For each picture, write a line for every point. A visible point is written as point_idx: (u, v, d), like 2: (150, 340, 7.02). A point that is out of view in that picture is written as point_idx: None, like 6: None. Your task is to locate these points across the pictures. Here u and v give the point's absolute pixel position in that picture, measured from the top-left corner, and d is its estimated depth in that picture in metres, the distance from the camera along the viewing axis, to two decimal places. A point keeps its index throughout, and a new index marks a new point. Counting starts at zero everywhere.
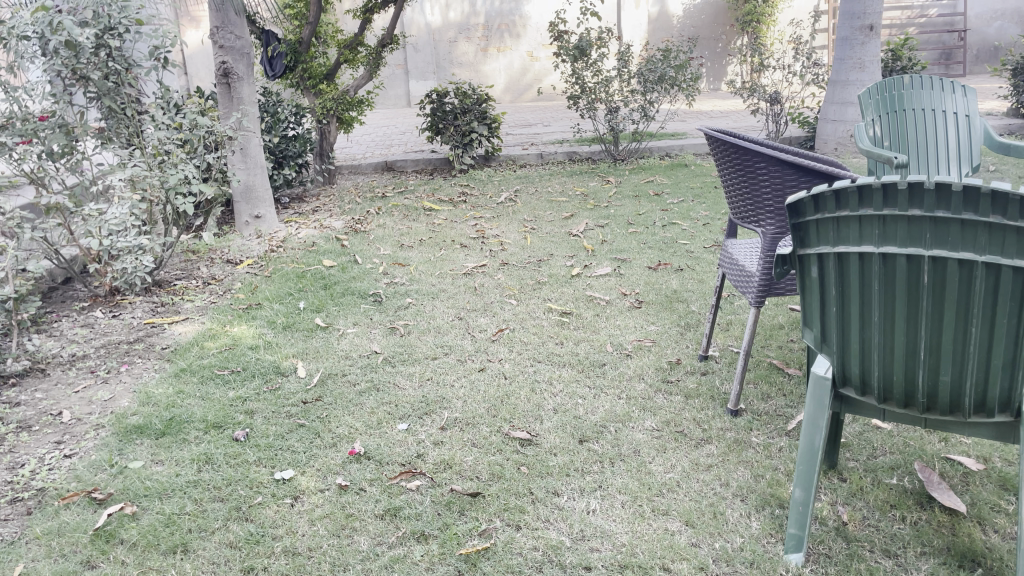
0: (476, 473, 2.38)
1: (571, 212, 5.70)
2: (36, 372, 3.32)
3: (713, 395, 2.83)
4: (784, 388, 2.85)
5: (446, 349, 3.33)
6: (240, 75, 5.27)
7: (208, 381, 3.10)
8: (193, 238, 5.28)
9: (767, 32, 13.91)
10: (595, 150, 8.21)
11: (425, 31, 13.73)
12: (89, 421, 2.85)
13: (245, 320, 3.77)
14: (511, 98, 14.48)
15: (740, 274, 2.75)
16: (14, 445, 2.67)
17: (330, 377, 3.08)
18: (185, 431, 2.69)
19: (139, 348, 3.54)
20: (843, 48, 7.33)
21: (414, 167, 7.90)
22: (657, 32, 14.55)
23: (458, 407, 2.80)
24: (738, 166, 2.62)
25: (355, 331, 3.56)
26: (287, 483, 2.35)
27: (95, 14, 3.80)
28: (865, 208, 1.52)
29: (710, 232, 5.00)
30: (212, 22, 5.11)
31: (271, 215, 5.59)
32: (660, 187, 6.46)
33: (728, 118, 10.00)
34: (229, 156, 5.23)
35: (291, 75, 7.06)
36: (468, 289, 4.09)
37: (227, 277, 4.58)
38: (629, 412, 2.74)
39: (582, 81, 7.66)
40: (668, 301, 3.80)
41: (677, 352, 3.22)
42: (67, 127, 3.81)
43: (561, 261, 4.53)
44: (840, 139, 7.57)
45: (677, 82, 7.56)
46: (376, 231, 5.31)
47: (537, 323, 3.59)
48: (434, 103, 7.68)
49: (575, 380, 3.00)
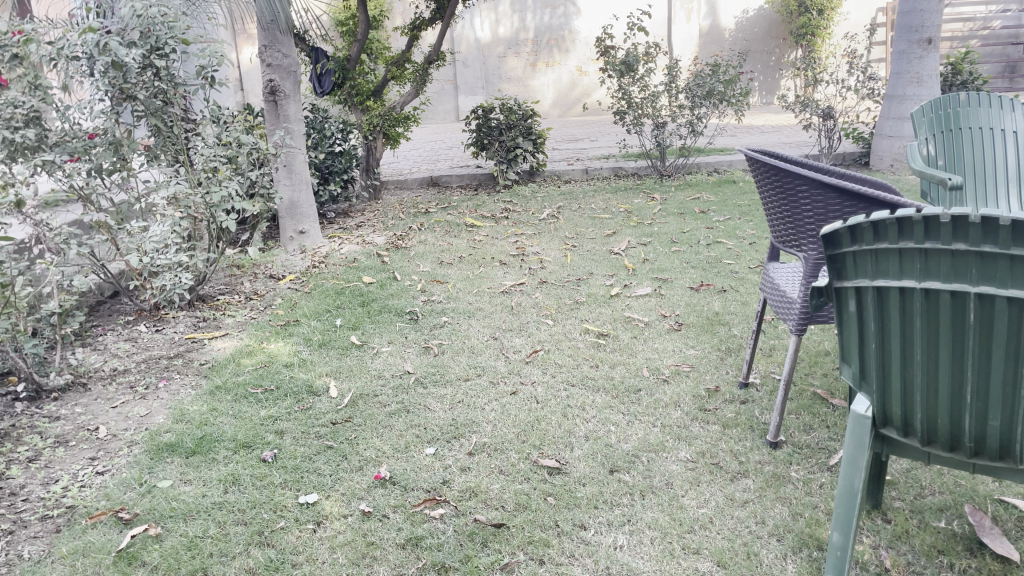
0: (502, 502, 2.33)
1: (614, 229, 5.62)
2: (78, 387, 3.37)
3: (751, 426, 2.72)
4: (827, 420, 2.73)
5: (479, 370, 3.29)
6: (287, 93, 5.34)
7: (241, 400, 3.10)
8: (238, 253, 5.35)
9: (821, 46, 13.66)
10: (641, 166, 8.12)
11: (475, 46, 13.78)
12: (124, 437, 2.88)
13: (282, 336, 3.78)
14: (559, 113, 14.46)
15: (781, 299, 2.65)
16: (50, 461, 2.70)
17: (361, 398, 3.06)
18: (216, 451, 2.69)
19: (178, 364, 3.58)
20: (900, 62, 7.13)
21: (459, 182, 7.91)
22: (708, 46, 14.39)
23: (487, 432, 2.75)
24: (780, 190, 2.53)
25: (390, 350, 3.54)
26: (311, 508, 2.33)
27: (143, 34, 3.80)
28: (905, 241, 1.42)
29: (755, 252, 4.87)
30: (260, 41, 5.19)
31: (315, 230, 5.63)
32: (706, 204, 6.34)
33: (780, 134, 9.80)
34: (274, 172, 5.30)
35: (339, 91, 7.17)
36: (505, 308, 4.05)
37: (268, 292, 4.62)
38: (663, 441, 2.65)
39: (629, 96, 7.57)
40: (709, 323, 3.70)
41: (716, 379, 3.11)
42: (117, 144, 3.89)
43: (601, 280, 4.46)
44: (896, 155, 7.34)
45: (726, 97, 7.42)
46: (417, 248, 5.31)
47: (573, 345, 3.53)
48: (480, 119, 7.69)
49: (609, 406, 2.92)
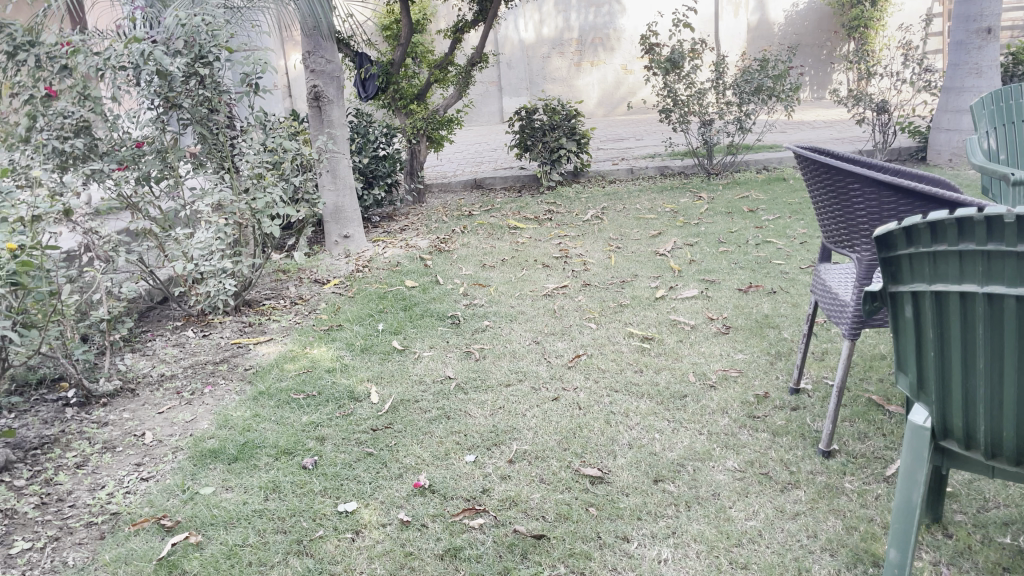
0: (542, 512, 2.27)
1: (660, 230, 5.52)
2: (126, 392, 3.42)
3: (803, 433, 2.62)
4: (883, 428, 2.61)
5: (521, 375, 3.24)
6: (331, 99, 5.36)
7: (283, 406, 3.11)
8: (285, 258, 5.40)
9: (875, 38, 13.28)
10: (688, 165, 7.98)
11: (519, 48, 13.72)
12: (169, 443, 2.91)
13: (325, 341, 3.78)
14: (604, 113, 14.36)
15: (833, 302, 2.54)
16: (97, 467, 2.75)
17: (402, 404, 3.04)
18: (257, 457, 2.70)
19: (223, 369, 3.61)
20: (957, 53, 6.88)
21: (503, 184, 7.88)
22: (757, 41, 14.11)
23: (528, 439, 2.70)
24: (831, 188, 2.43)
25: (431, 354, 3.52)
26: (350, 516, 2.31)
27: (187, 43, 3.84)
28: (966, 243, 1.32)
29: (807, 252, 4.72)
30: (303, 47, 5.22)
31: (359, 234, 5.65)
32: (755, 203, 6.18)
33: (833, 129, 9.54)
34: (318, 177, 5.33)
35: (383, 95, 7.19)
36: (548, 311, 4.00)
37: (313, 297, 4.64)
38: (710, 450, 2.56)
39: (675, 94, 7.45)
40: (758, 326, 3.59)
41: (766, 385, 3.01)
42: (164, 152, 3.98)
43: (646, 282, 4.37)
44: (955, 149, 7.07)
45: (775, 93, 7.24)
46: (460, 251, 5.29)
47: (617, 350, 3.46)
48: (523, 120, 7.65)
49: (653, 413, 2.85)
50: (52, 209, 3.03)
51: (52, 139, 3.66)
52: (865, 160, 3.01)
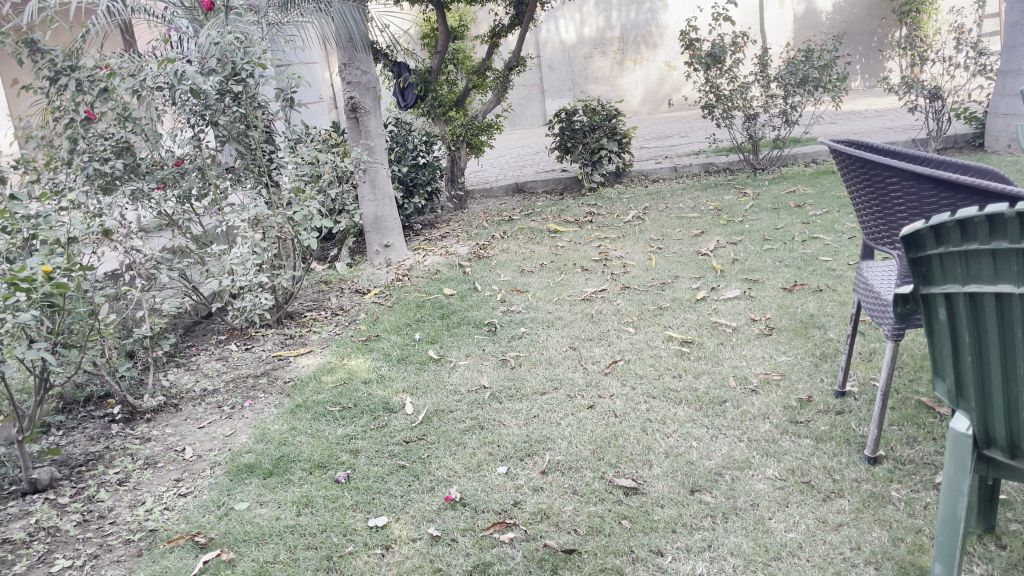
0: (574, 525, 2.23)
1: (702, 229, 5.40)
2: (170, 407, 3.48)
3: (848, 439, 2.51)
4: (933, 431, 2.48)
5: (556, 383, 3.19)
6: (368, 109, 5.39)
7: (319, 418, 3.12)
8: (327, 269, 5.45)
9: (929, 22, 12.84)
10: (733, 160, 7.81)
11: (560, 49, 13.50)
12: (208, 458, 2.95)
13: (363, 352, 3.79)
14: (648, 111, 14.21)
15: (875, 302, 2.43)
16: (138, 484, 2.81)
17: (436, 415, 3.01)
18: (292, 471, 2.71)
19: (263, 382, 3.65)
20: (1014, 34, 6.61)
21: (545, 187, 7.83)
22: (804, 31, 13.78)
23: (562, 449, 2.65)
24: (871, 183, 2.31)
25: (467, 363, 3.50)
26: (380, 531, 2.29)
27: (221, 61, 3.85)
28: (998, 240, 1.23)
29: (856, 247, 4.56)
30: (339, 60, 5.27)
31: (400, 243, 5.67)
32: (802, 198, 6.00)
33: (885, 118, 9.24)
34: (357, 188, 5.36)
35: (422, 104, 7.19)
36: (586, 316, 3.94)
37: (353, 307, 4.66)
38: (749, 458, 2.47)
39: (717, 89, 7.30)
40: (803, 326, 3.48)
41: (810, 388, 2.90)
42: (203, 169, 4.02)
43: (687, 283, 4.28)
44: (1014, 134, 6.76)
45: (821, 83, 7.03)
46: (499, 257, 5.26)
47: (655, 354, 3.38)
48: (563, 122, 7.59)
49: (692, 420, 2.77)
50: (89, 231, 3.10)
51: (93, 162, 3.80)
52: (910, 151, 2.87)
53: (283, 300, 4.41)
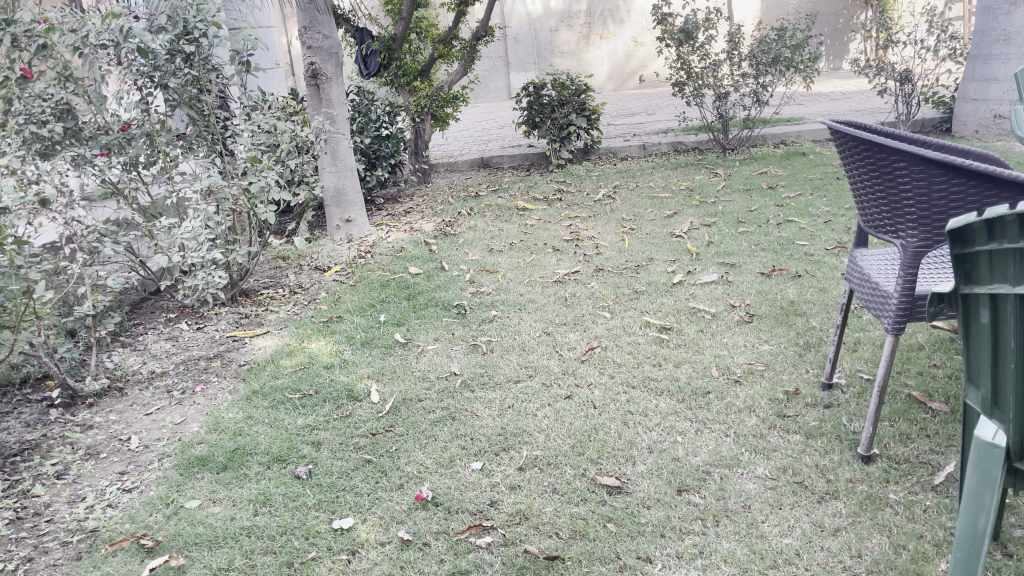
0: (555, 528, 2.08)
1: (675, 209, 5.28)
2: (114, 391, 3.24)
3: (839, 436, 2.40)
4: (927, 428, 2.38)
5: (531, 371, 3.04)
6: (329, 76, 5.11)
7: (278, 407, 2.90)
8: (285, 244, 5.20)
9: (894, 5, 12.90)
10: (703, 140, 7.70)
11: (526, 21, 13.32)
12: (156, 449, 2.73)
13: (325, 335, 3.58)
14: (614, 87, 14.03)
15: (872, 292, 2.32)
16: (78, 477, 2.59)
17: (403, 404, 2.84)
18: (248, 466, 2.50)
19: (217, 365, 3.41)
20: (984, 19, 6.58)
21: (511, 163, 7.64)
22: (771, 10, 13.68)
23: (539, 443, 2.50)
24: (872, 166, 2.19)
25: (435, 348, 3.32)
26: (345, 534, 2.11)
27: (171, 19, 3.58)
28: None
29: (832, 231, 4.47)
30: (300, 23, 4.97)
31: (362, 217, 5.43)
32: (775, 179, 5.92)
33: (851, 100, 9.23)
34: (318, 159, 5.10)
35: (385, 72, 6.93)
36: (559, 299, 3.79)
37: (313, 285, 4.43)
38: (737, 455, 2.35)
39: (688, 66, 7.14)
40: (784, 314, 3.37)
41: (795, 380, 2.79)
42: (151, 135, 3.73)
43: (662, 266, 4.15)
44: (982, 120, 6.76)
45: (793, 63, 6.91)
46: (466, 235, 5.07)
47: (633, 341, 3.25)
48: (531, 96, 7.38)
49: (674, 413, 2.64)
50: (22, 201, 2.83)
51: (29, 124, 3.45)
52: (894, 132, 2.78)
53: (238, 277, 4.16)
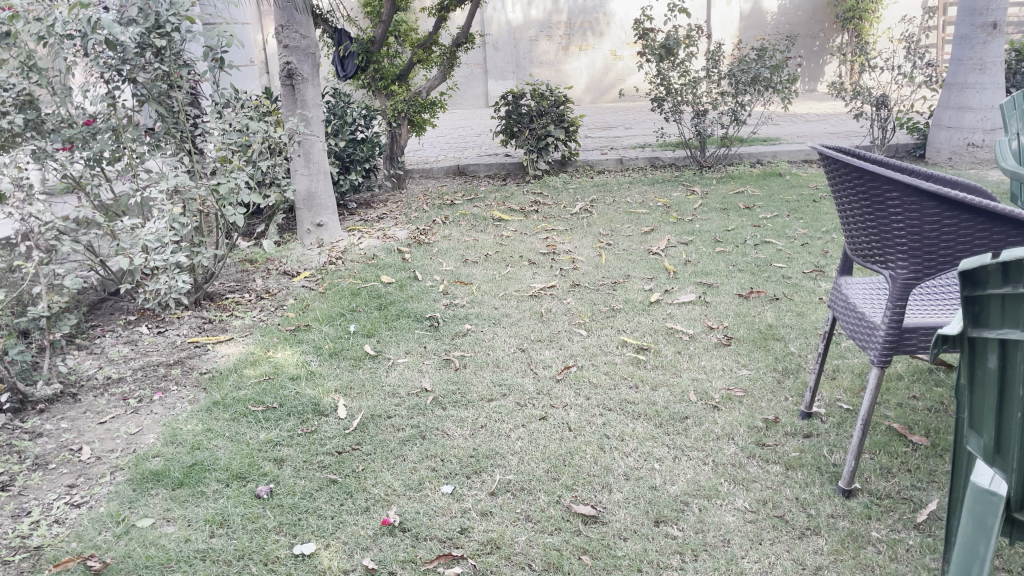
0: (528, 559, 1.99)
1: (652, 226, 5.23)
2: (67, 397, 3.09)
3: (820, 467, 2.35)
4: (908, 463, 2.34)
5: (505, 390, 2.95)
6: (305, 77, 4.99)
7: (240, 420, 2.78)
8: (253, 247, 5.06)
9: (870, 30, 13.09)
10: (680, 156, 7.69)
11: (505, 29, 13.29)
12: (109, 461, 2.59)
13: (291, 344, 3.45)
14: (591, 99, 14.04)
15: (858, 323, 2.27)
16: (24, 489, 2.44)
17: (372, 420, 2.73)
18: (205, 483, 2.37)
19: (177, 372, 3.28)
20: (961, 48, 6.66)
21: (487, 171, 7.57)
22: (749, 30, 13.78)
23: (512, 467, 2.42)
24: (860, 194, 2.13)
25: (407, 361, 3.22)
26: (307, 561, 2.01)
27: (142, 11, 3.45)
28: None
29: (809, 255, 4.45)
30: (276, 21, 4.85)
31: (334, 222, 5.31)
32: (751, 199, 5.91)
33: (827, 123, 9.30)
34: (290, 160, 4.97)
35: (362, 75, 6.81)
36: (534, 315, 3.71)
37: (281, 291, 4.30)
38: (716, 485, 2.28)
39: (668, 82, 7.11)
40: (762, 338, 3.32)
41: (774, 407, 2.73)
42: (117, 130, 3.57)
43: (639, 284, 4.09)
44: (955, 148, 6.83)
45: (772, 84, 6.91)
46: (441, 244, 4.98)
47: (609, 361, 3.18)
48: (510, 105, 7.30)
49: (651, 438, 2.57)
50: None
51: None
52: (870, 154, 2.75)
53: (203, 280, 4.02)
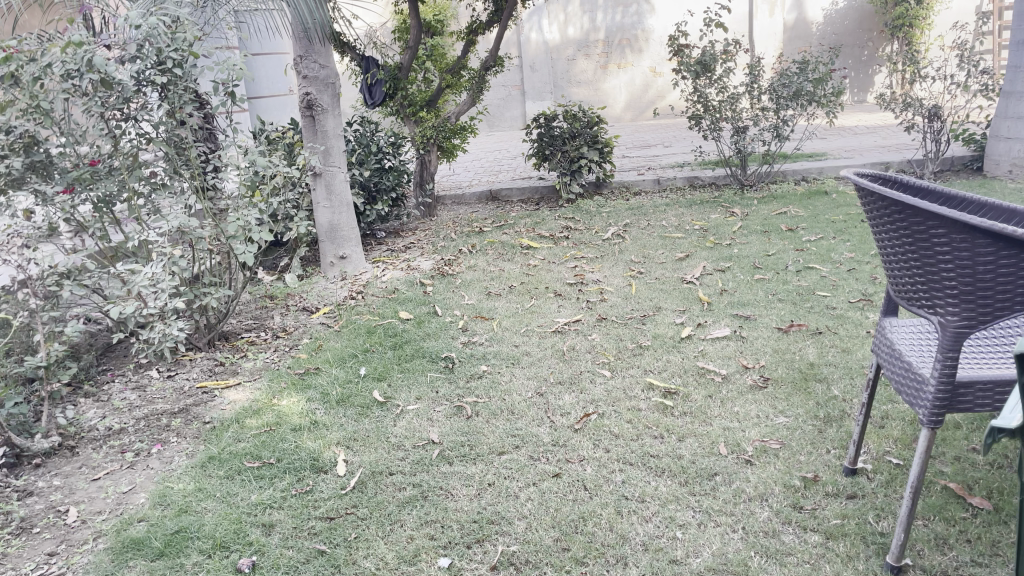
0: None
1: (686, 252, 4.97)
2: (65, 451, 2.96)
3: (864, 538, 2.07)
4: (967, 532, 2.05)
5: (518, 441, 2.73)
6: (325, 108, 4.87)
7: (235, 477, 2.61)
8: (275, 281, 4.95)
9: (921, 37, 12.60)
10: (720, 175, 7.39)
11: (543, 49, 13.18)
12: (94, 525, 2.44)
13: (299, 389, 3.29)
14: (631, 117, 13.81)
15: (904, 375, 1.98)
16: (2, 556, 2.30)
17: (372, 478, 2.54)
18: (186, 554, 2.20)
19: (180, 421, 3.13)
20: (1018, 54, 6.25)
21: (520, 195, 7.39)
22: (793, 41, 13.45)
23: (519, 535, 2.19)
24: (902, 232, 1.86)
25: (416, 409, 3.02)
26: None
27: (142, 48, 3.31)
28: None
29: (857, 281, 4.14)
30: (295, 52, 4.74)
31: (357, 254, 5.17)
32: (794, 220, 5.60)
33: (876, 136, 8.89)
34: (310, 193, 4.85)
35: (391, 102, 6.68)
36: (556, 353, 3.49)
37: (298, 328, 4.16)
38: (746, 559, 2.02)
39: (705, 99, 6.82)
40: (802, 379, 3.04)
41: (814, 462, 2.45)
42: (120, 171, 3.48)
43: (670, 317, 3.84)
44: (1016, 159, 6.42)
45: (815, 97, 6.56)
46: (465, 275, 4.80)
47: (634, 406, 2.93)
48: (542, 128, 7.11)
49: (676, 500, 2.31)
50: None
51: None
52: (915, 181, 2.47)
53: (215, 320, 3.90)
